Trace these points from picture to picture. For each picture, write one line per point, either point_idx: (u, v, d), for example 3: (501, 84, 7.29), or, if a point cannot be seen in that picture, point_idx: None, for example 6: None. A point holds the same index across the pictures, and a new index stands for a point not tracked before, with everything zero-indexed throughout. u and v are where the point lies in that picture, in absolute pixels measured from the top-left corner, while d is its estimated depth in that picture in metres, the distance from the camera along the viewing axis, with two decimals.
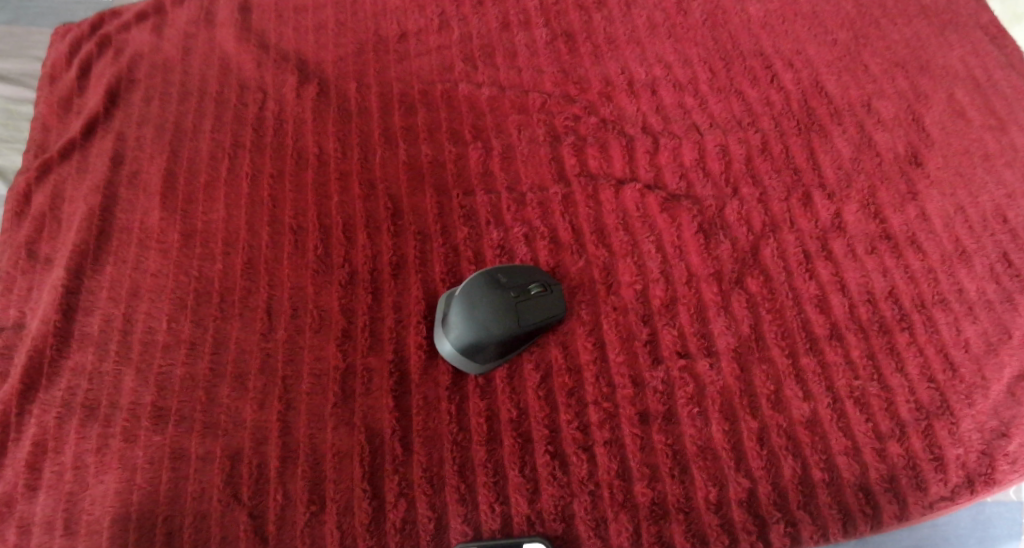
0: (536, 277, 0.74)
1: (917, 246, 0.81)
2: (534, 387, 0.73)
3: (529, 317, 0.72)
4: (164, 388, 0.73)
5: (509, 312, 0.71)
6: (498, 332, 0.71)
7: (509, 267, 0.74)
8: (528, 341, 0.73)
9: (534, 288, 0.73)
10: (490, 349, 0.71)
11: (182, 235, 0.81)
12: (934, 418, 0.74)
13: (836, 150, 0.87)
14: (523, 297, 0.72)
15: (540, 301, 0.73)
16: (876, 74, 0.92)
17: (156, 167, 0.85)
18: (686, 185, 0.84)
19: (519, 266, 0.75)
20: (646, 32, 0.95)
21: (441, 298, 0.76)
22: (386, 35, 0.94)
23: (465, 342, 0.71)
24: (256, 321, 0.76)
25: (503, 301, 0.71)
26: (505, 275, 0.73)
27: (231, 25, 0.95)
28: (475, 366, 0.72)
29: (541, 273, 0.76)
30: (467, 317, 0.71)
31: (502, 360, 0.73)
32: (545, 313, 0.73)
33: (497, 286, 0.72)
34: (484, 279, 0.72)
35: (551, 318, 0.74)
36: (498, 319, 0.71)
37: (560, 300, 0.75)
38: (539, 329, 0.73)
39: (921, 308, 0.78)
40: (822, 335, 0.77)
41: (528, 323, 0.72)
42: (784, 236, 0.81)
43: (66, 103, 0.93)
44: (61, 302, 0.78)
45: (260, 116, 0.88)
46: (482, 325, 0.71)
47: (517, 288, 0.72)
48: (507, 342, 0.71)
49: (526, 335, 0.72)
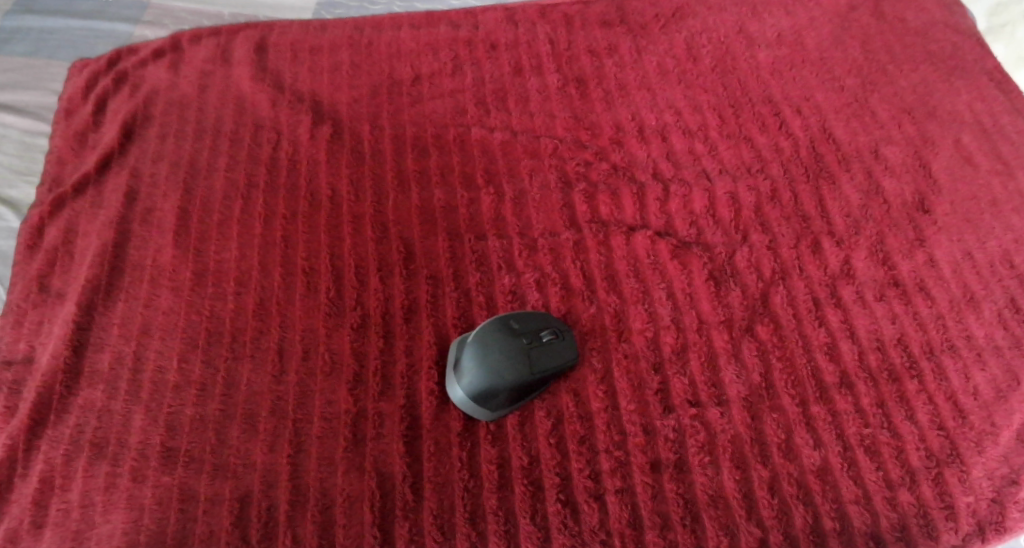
0: (548, 324, 0.75)
1: (926, 293, 0.82)
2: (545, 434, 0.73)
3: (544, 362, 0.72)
4: (174, 428, 0.74)
5: (521, 360, 0.71)
6: (511, 379, 0.71)
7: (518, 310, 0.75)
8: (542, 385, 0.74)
9: (546, 335, 0.73)
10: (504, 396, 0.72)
11: (194, 273, 0.81)
12: (944, 465, 0.74)
13: (845, 197, 0.88)
14: (534, 341, 0.73)
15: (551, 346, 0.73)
16: (883, 120, 0.94)
17: (170, 204, 0.86)
18: (698, 232, 0.84)
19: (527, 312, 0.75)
20: (657, 77, 0.96)
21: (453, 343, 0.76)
22: (400, 78, 0.95)
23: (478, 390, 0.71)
24: (267, 362, 0.76)
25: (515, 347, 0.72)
26: (518, 321, 0.74)
27: (246, 64, 0.96)
28: (487, 413, 0.72)
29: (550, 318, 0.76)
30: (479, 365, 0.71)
31: (513, 407, 0.73)
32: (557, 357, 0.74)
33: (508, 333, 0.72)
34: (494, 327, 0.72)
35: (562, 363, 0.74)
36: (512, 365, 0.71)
37: (572, 347, 0.75)
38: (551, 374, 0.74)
39: (930, 355, 0.79)
40: (832, 383, 0.77)
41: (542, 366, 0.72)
42: (795, 283, 0.82)
43: (82, 138, 0.94)
44: (71, 338, 0.78)
45: (275, 156, 0.89)
46: (494, 372, 0.71)
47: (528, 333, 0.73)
48: (518, 389, 0.72)
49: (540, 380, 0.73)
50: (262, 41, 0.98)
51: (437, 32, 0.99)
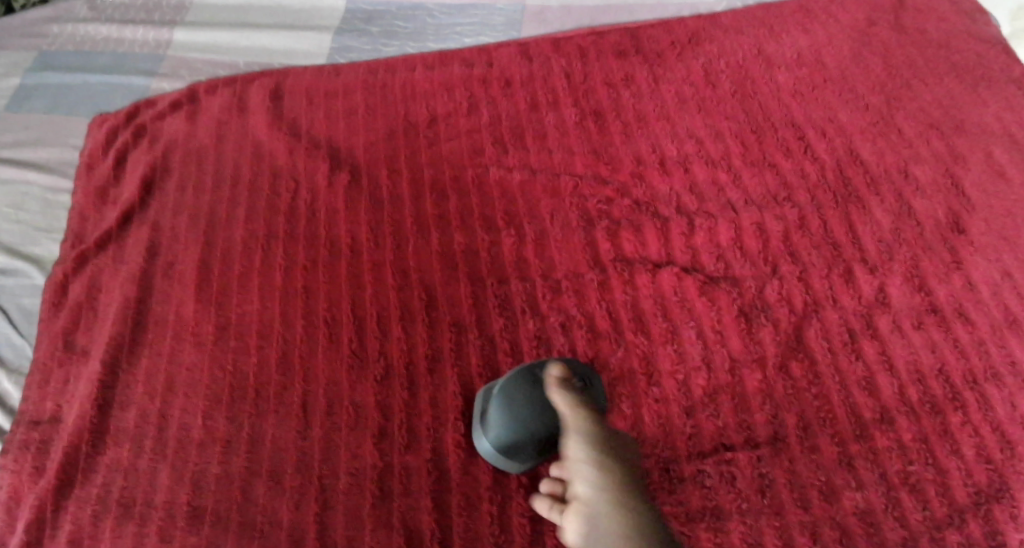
0: (575, 370, 0.73)
1: (965, 319, 0.79)
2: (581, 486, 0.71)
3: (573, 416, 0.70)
4: (200, 486, 0.72)
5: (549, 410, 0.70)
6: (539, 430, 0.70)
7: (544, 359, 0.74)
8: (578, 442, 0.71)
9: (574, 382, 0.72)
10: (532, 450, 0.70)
11: (216, 327, 0.80)
12: (994, 501, 0.70)
13: (876, 221, 0.85)
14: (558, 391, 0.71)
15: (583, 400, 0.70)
16: (912, 138, 0.91)
17: (190, 257, 0.86)
18: (725, 266, 0.82)
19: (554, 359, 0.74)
20: (676, 106, 0.94)
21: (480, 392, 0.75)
22: (416, 120, 0.94)
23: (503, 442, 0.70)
24: (291, 417, 0.75)
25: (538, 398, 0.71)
26: (544, 370, 0.72)
27: (262, 112, 0.96)
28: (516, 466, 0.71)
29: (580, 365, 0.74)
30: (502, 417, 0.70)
31: (543, 458, 0.72)
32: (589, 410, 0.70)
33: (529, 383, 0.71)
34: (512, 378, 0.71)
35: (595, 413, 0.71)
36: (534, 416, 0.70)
37: (601, 392, 0.73)
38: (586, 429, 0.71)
39: (973, 385, 0.75)
40: (872, 419, 0.74)
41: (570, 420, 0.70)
42: (828, 315, 0.79)
43: (102, 191, 0.94)
44: (96, 397, 0.77)
45: (293, 205, 0.88)
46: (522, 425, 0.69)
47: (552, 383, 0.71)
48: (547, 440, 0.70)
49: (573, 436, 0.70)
50: (277, 88, 0.98)
51: (450, 70, 0.98)
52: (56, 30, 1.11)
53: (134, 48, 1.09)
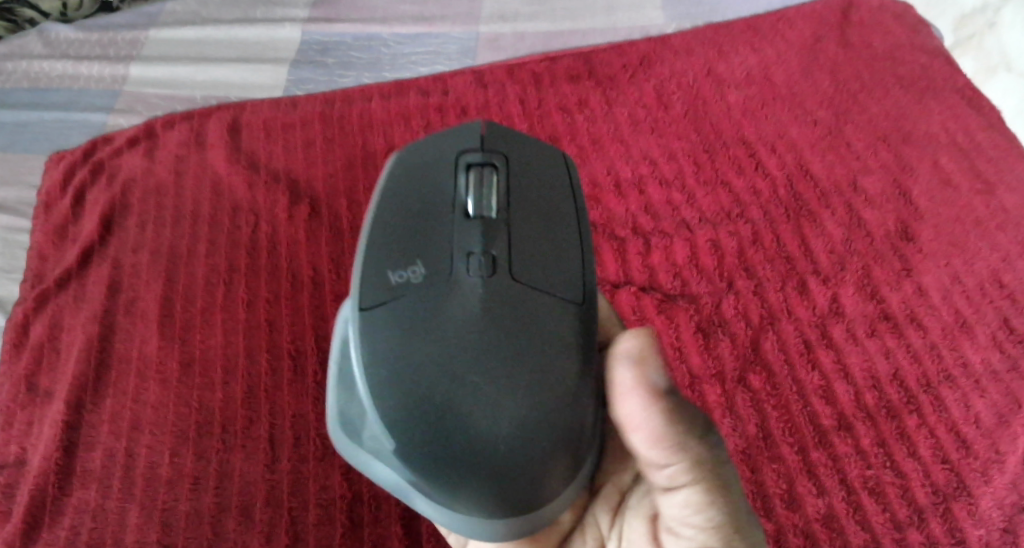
0: (464, 161, 0.58)
1: (917, 323, 0.81)
2: (558, 490, 0.54)
3: (510, 237, 0.56)
4: (169, 524, 0.72)
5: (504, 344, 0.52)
6: (503, 425, 0.51)
7: (386, 207, 0.58)
8: (551, 317, 0.54)
9: (470, 172, 0.58)
10: (493, 387, 0.52)
11: (180, 364, 0.81)
12: (951, 500, 0.73)
13: (828, 233, 0.87)
14: (463, 232, 0.56)
15: (497, 202, 0.57)
16: (860, 150, 0.94)
17: (153, 294, 0.86)
18: (682, 283, 0.84)
19: (393, 181, 0.60)
20: (629, 128, 0.96)
21: (394, 409, 0.52)
22: (374, 150, 0.95)
23: (452, 467, 0.52)
24: (259, 451, 0.76)
25: (448, 299, 0.54)
26: (433, 204, 0.57)
27: (220, 147, 0.96)
28: (483, 486, 0.52)
29: (467, 154, 0.59)
30: (396, 383, 0.52)
31: (510, 475, 0.52)
32: (518, 175, 0.59)
33: (397, 290, 0.54)
34: (360, 304, 0.55)
35: (536, 184, 0.59)
36: (454, 321, 0.53)
37: (513, 149, 0.60)
38: (553, 260, 0.56)
39: (928, 387, 0.78)
40: (831, 426, 0.76)
41: (518, 253, 0.55)
42: (783, 326, 0.81)
43: (62, 230, 0.93)
44: (62, 438, 0.77)
45: (254, 239, 0.89)
46: (485, 414, 0.51)
47: (434, 234, 0.56)
48: (512, 445, 0.51)
49: (541, 296, 0.54)
50: (235, 122, 0.99)
51: (407, 100, 1.00)
52: (11, 66, 1.08)
53: (91, 84, 1.08)
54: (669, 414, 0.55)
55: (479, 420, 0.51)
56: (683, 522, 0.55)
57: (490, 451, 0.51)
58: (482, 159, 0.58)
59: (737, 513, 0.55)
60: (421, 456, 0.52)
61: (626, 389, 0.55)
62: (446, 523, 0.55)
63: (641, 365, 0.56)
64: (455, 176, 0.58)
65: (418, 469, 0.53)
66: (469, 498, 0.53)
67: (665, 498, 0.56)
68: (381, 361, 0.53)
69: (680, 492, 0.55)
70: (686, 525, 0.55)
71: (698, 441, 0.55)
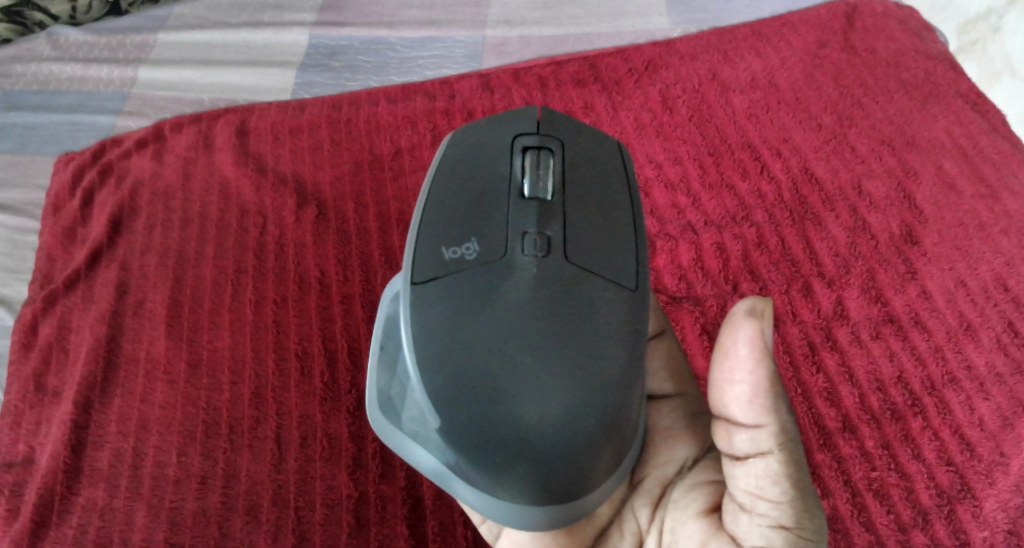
0: (523, 143, 0.59)
1: (922, 327, 0.82)
2: (601, 479, 0.55)
3: (567, 220, 0.57)
4: (177, 523, 0.73)
5: (558, 326, 0.53)
6: (552, 410, 0.52)
7: (439, 183, 0.59)
8: (606, 304, 0.54)
9: (529, 154, 0.59)
10: (545, 369, 0.52)
11: (188, 364, 0.81)
12: (956, 502, 0.73)
13: (832, 237, 0.88)
14: (517, 213, 0.56)
15: (553, 185, 0.58)
16: (864, 154, 0.94)
17: (161, 295, 0.86)
18: (687, 286, 0.84)
19: (447, 157, 0.61)
20: (634, 132, 0.97)
21: (443, 389, 0.53)
22: (381, 153, 0.96)
23: (498, 450, 0.52)
24: (266, 451, 0.76)
25: (501, 280, 0.54)
26: (489, 184, 0.58)
27: (228, 149, 0.97)
28: (528, 470, 0.53)
29: (524, 137, 0.60)
30: (444, 360, 0.53)
31: (556, 459, 0.52)
32: (573, 159, 0.60)
33: (450, 267, 0.55)
34: (412, 278, 0.56)
35: (591, 169, 0.60)
36: (508, 301, 0.54)
37: (570, 135, 0.61)
38: (608, 245, 0.57)
39: (932, 390, 0.78)
40: (835, 428, 0.76)
41: (574, 237, 0.56)
42: (788, 329, 0.81)
43: (71, 232, 0.94)
44: (70, 438, 0.78)
45: (261, 241, 0.89)
46: (535, 397, 0.52)
47: (488, 214, 0.57)
48: (560, 429, 0.52)
49: (597, 282, 0.55)
50: (243, 125, 0.99)
51: (414, 104, 1.00)
52: (20, 69, 1.09)
53: (100, 86, 1.08)
54: (773, 392, 0.53)
55: (528, 402, 0.52)
56: (758, 496, 0.53)
57: (538, 434, 0.52)
58: (538, 143, 0.59)
59: (808, 490, 0.54)
60: (466, 436, 0.53)
61: (742, 343, 0.53)
62: (485, 508, 0.55)
63: (761, 322, 0.53)
64: (510, 157, 0.59)
65: (461, 451, 0.53)
66: (512, 482, 0.53)
67: (741, 467, 0.54)
68: (431, 337, 0.53)
69: (762, 459, 0.53)
70: (761, 498, 0.53)
71: (786, 409, 0.54)
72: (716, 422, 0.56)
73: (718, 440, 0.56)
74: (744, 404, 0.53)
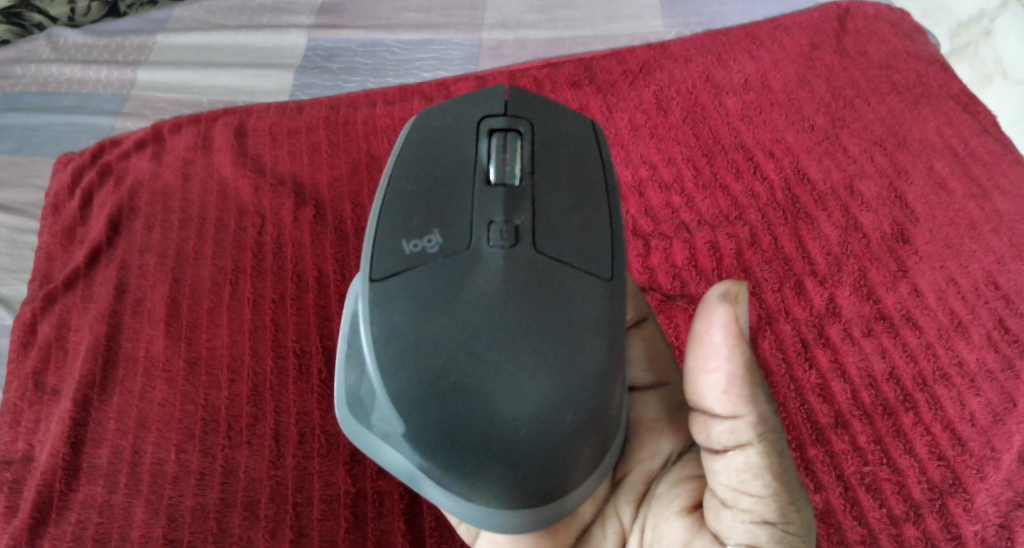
0: (489, 126, 0.60)
1: (913, 324, 0.83)
2: (585, 477, 0.56)
3: (536, 207, 0.58)
4: (175, 519, 0.74)
5: (530, 318, 0.54)
6: (528, 409, 0.53)
7: (400, 173, 0.61)
8: (580, 293, 0.55)
9: (494, 138, 0.60)
10: (516, 363, 0.53)
11: (187, 363, 0.82)
12: (948, 496, 0.74)
13: (824, 236, 0.89)
14: (485, 201, 0.57)
15: (521, 169, 0.59)
16: (856, 155, 0.96)
17: (160, 294, 0.87)
18: (681, 284, 0.86)
19: (409, 145, 0.62)
20: (629, 133, 0.98)
21: (416, 389, 0.53)
22: (378, 154, 0.97)
23: (472, 451, 0.53)
24: (264, 448, 0.77)
25: (471, 272, 0.55)
26: (454, 171, 0.59)
27: (227, 150, 0.98)
28: (503, 472, 0.53)
29: (491, 119, 0.61)
30: (408, 359, 0.54)
31: (531, 461, 0.53)
32: (542, 140, 0.61)
33: (411, 260, 0.56)
34: (373, 274, 0.57)
35: (560, 151, 0.61)
36: (473, 294, 0.54)
37: (535, 114, 0.62)
38: (580, 234, 0.58)
39: (923, 387, 0.79)
40: (827, 424, 0.77)
41: (543, 223, 0.57)
42: (781, 326, 0.82)
43: (70, 232, 0.95)
44: (70, 435, 0.78)
45: (259, 241, 0.90)
46: (511, 397, 0.53)
47: (453, 204, 0.58)
48: (535, 429, 0.53)
49: (570, 271, 0.56)
50: (242, 126, 1.00)
51: (411, 105, 1.01)
52: (19, 71, 1.10)
53: (99, 88, 1.09)
54: (753, 379, 0.55)
55: (501, 401, 0.53)
56: (740, 490, 0.54)
57: (511, 432, 0.52)
58: (505, 124, 0.60)
59: (792, 484, 0.55)
60: (436, 438, 0.53)
61: (715, 327, 0.55)
62: (459, 512, 0.55)
63: (734, 306, 0.55)
64: (477, 139, 0.60)
65: (433, 453, 0.54)
66: (486, 485, 0.54)
67: (721, 460, 0.55)
68: (394, 334, 0.54)
69: (742, 452, 0.54)
70: (744, 492, 0.54)
71: (766, 399, 0.55)
72: (694, 415, 0.57)
73: (697, 435, 0.57)
74: (720, 394, 0.55)
